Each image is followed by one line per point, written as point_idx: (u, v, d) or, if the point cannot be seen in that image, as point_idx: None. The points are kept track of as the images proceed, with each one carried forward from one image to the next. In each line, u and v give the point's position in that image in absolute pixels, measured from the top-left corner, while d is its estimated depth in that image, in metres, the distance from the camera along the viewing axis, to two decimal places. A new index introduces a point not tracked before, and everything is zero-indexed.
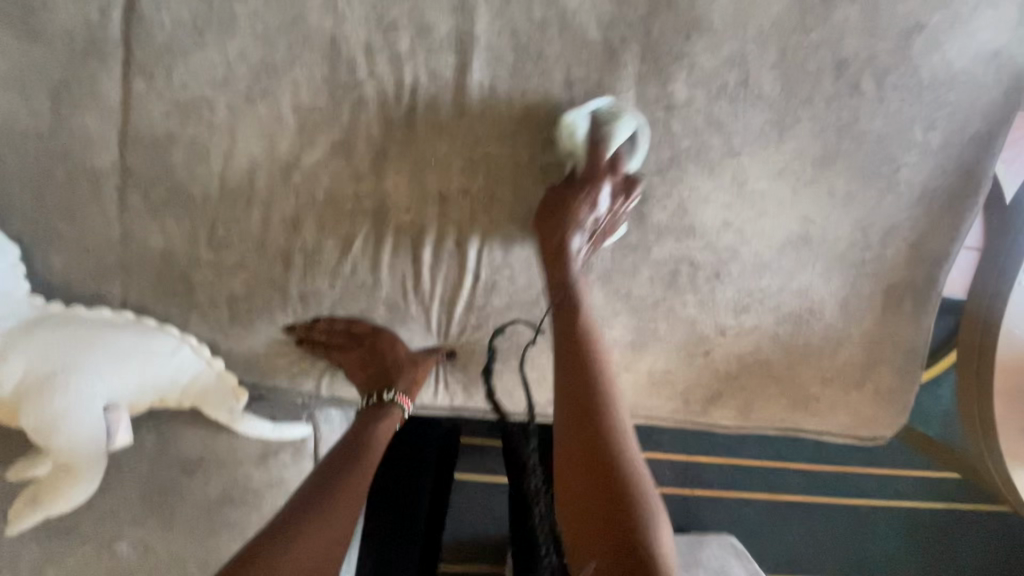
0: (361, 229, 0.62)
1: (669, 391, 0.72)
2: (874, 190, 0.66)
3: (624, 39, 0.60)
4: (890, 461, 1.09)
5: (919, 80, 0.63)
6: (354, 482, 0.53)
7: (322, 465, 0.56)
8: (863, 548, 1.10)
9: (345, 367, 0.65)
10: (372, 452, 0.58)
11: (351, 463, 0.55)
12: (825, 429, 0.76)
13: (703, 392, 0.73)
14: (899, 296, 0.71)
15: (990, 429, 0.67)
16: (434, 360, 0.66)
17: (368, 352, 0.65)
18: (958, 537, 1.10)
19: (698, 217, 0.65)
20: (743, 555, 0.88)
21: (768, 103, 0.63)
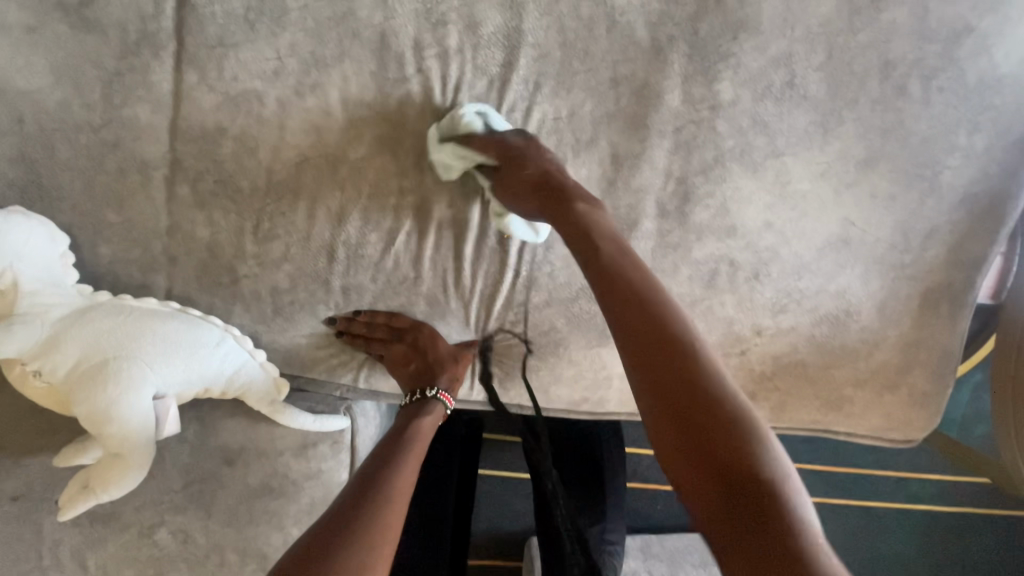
0: (404, 224, 0.62)
1: None
2: (916, 193, 0.66)
3: (672, 37, 0.60)
4: (911, 464, 1.09)
5: (966, 82, 0.63)
6: (408, 467, 0.54)
7: (375, 452, 0.56)
8: (882, 552, 1.10)
9: (387, 361, 0.65)
10: (421, 442, 0.58)
11: (404, 450, 0.55)
12: (856, 430, 0.77)
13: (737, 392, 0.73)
14: (936, 300, 0.71)
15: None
16: (470, 355, 0.67)
17: (408, 346, 0.65)
18: (977, 541, 1.10)
19: (739, 217, 0.65)
20: None
21: (814, 104, 0.62)
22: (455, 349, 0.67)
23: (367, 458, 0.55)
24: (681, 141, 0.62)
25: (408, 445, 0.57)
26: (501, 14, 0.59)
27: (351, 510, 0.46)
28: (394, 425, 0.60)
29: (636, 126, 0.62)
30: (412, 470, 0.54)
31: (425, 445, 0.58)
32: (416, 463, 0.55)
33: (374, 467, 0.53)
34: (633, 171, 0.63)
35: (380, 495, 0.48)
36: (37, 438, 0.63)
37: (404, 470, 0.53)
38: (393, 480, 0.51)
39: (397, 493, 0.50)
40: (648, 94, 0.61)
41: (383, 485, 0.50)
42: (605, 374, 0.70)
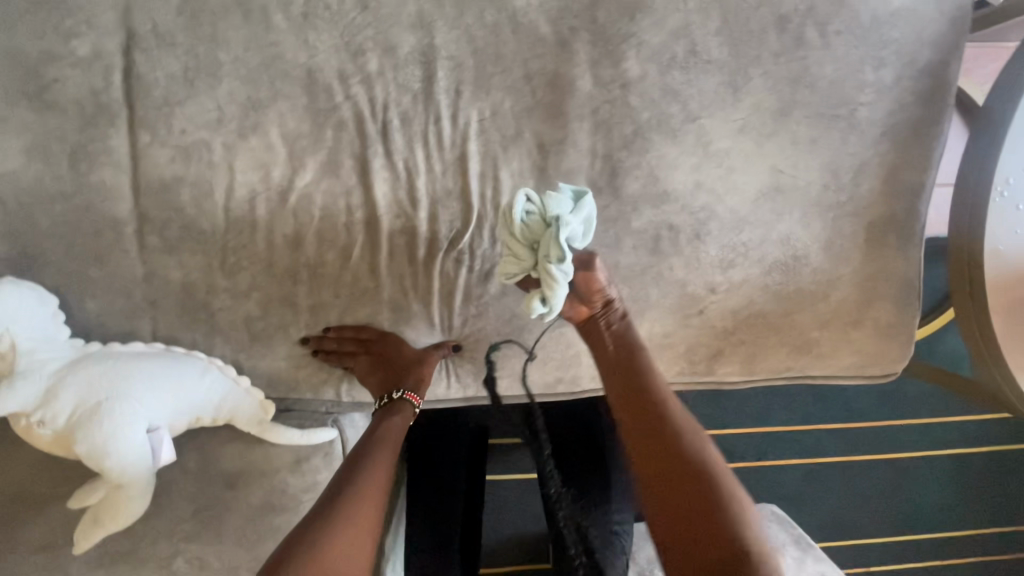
0: (357, 239, 0.67)
1: (672, 355, 0.75)
2: (837, 131, 0.69)
3: (573, 28, 0.65)
4: (926, 411, 1.09)
5: (861, 22, 0.66)
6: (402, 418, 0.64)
7: (351, 455, 0.58)
8: (911, 504, 1.09)
9: (357, 374, 0.68)
10: (395, 437, 0.60)
11: (375, 450, 0.57)
12: (832, 371, 0.78)
13: (705, 350, 0.75)
14: (881, 232, 0.73)
15: (994, 347, 0.68)
16: (439, 355, 0.69)
17: (378, 354, 0.68)
18: (1004, 481, 1.09)
19: (669, 182, 0.68)
20: (782, 520, 0.98)
21: (719, 66, 0.66)
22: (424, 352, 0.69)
23: (344, 461, 0.57)
24: (600, 122, 0.66)
25: (380, 444, 0.58)
26: (413, 35, 0.64)
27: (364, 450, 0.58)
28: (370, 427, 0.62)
29: (555, 114, 0.66)
30: (386, 467, 0.56)
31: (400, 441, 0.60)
32: (390, 460, 0.57)
33: (348, 470, 0.55)
34: (560, 156, 0.67)
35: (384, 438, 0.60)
36: (53, 486, 0.68)
37: (375, 470, 0.55)
38: (388, 431, 0.61)
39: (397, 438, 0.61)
40: (561, 83, 0.66)
41: (382, 434, 0.60)
42: (573, 352, 0.73)
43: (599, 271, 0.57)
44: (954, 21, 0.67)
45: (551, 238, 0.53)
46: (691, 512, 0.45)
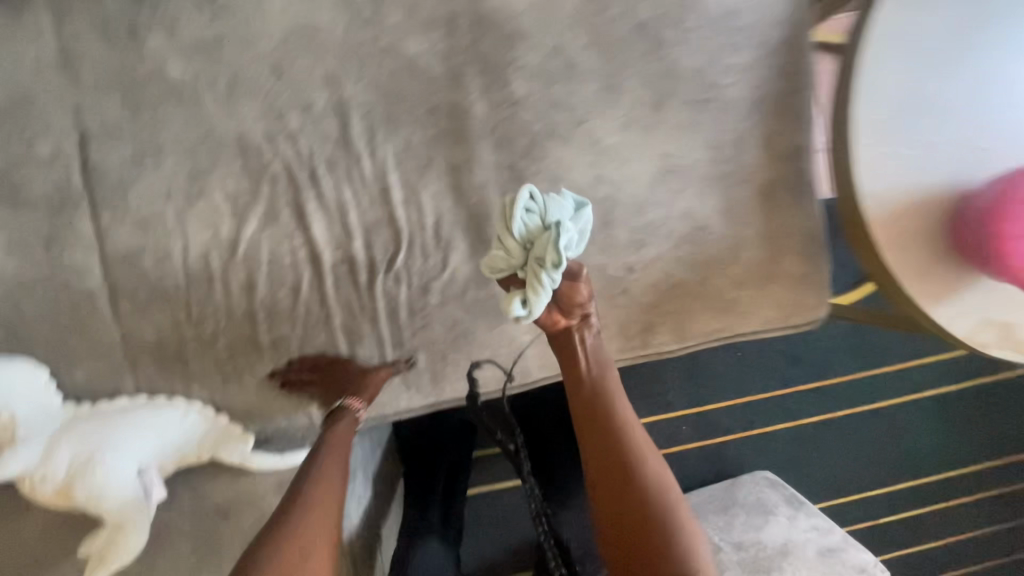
0: (305, 275, 0.76)
1: (607, 334, 0.82)
2: (711, 112, 0.77)
3: (461, 63, 0.75)
4: (891, 357, 1.16)
5: (711, 15, 0.76)
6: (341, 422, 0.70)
7: (302, 468, 0.64)
8: (893, 446, 1.16)
9: (318, 396, 0.77)
10: (342, 445, 0.67)
11: (324, 458, 0.64)
12: (759, 327, 0.85)
13: (637, 324, 0.82)
14: (769, 194, 0.81)
15: (894, 281, 0.76)
16: (388, 370, 0.77)
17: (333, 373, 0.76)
18: (975, 411, 1.18)
19: (571, 180, 0.76)
20: (776, 483, 1.07)
21: (594, 74, 0.75)
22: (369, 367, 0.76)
23: (296, 474, 0.64)
24: (499, 137, 0.75)
25: (328, 453, 0.65)
26: (325, 92, 0.74)
27: (311, 460, 0.64)
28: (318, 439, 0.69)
29: (459, 137, 0.75)
30: (336, 473, 0.62)
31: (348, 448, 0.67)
32: (340, 467, 0.64)
33: (300, 481, 0.61)
34: (471, 173, 0.76)
35: (328, 445, 0.66)
36: (62, 543, 0.74)
37: (326, 478, 0.61)
38: (330, 440, 0.67)
39: (341, 442, 0.67)
40: (460, 110, 0.75)
41: (326, 443, 0.67)
42: (516, 345, 0.80)
43: (583, 284, 0.62)
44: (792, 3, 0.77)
45: (547, 241, 0.57)
46: (638, 529, 0.55)
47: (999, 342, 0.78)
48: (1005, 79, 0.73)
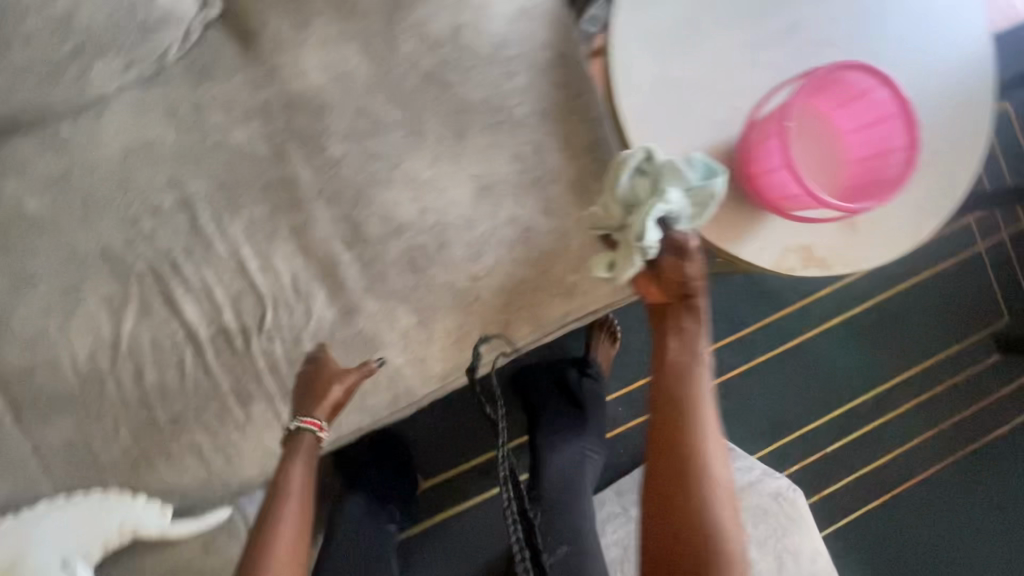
0: (187, 353, 0.85)
1: (473, 339, 0.92)
2: (506, 131, 0.90)
3: (281, 140, 0.86)
4: None
5: (483, 53, 0.89)
6: (298, 465, 0.76)
7: (254, 530, 0.71)
8: None
9: (298, 404, 0.81)
10: (297, 498, 0.73)
11: (278, 525, 0.70)
12: (605, 302, 0.96)
13: (497, 324, 0.92)
14: (580, 186, 0.93)
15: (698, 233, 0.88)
16: (365, 371, 0.82)
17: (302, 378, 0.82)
18: None
19: (400, 215, 0.87)
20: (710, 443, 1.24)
21: (397, 123, 0.87)
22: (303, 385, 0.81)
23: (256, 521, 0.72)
24: (328, 194, 0.86)
25: (282, 516, 0.71)
26: (170, 193, 0.85)
27: (270, 508, 0.72)
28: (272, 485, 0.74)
29: (295, 202, 0.86)
30: (291, 540, 0.70)
31: (303, 502, 0.74)
32: (295, 531, 0.71)
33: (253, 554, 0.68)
34: (312, 230, 0.86)
35: (283, 489, 0.73)
36: None
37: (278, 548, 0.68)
38: (288, 482, 0.74)
39: (299, 486, 0.74)
40: (290, 180, 0.86)
41: (283, 486, 0.74)
42: (392, 368, 0.90)
43: (690, 244, 0.76)
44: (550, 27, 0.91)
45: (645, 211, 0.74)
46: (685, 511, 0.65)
47: (803, 264, 0.90)
48: (729, 50, 0.90)
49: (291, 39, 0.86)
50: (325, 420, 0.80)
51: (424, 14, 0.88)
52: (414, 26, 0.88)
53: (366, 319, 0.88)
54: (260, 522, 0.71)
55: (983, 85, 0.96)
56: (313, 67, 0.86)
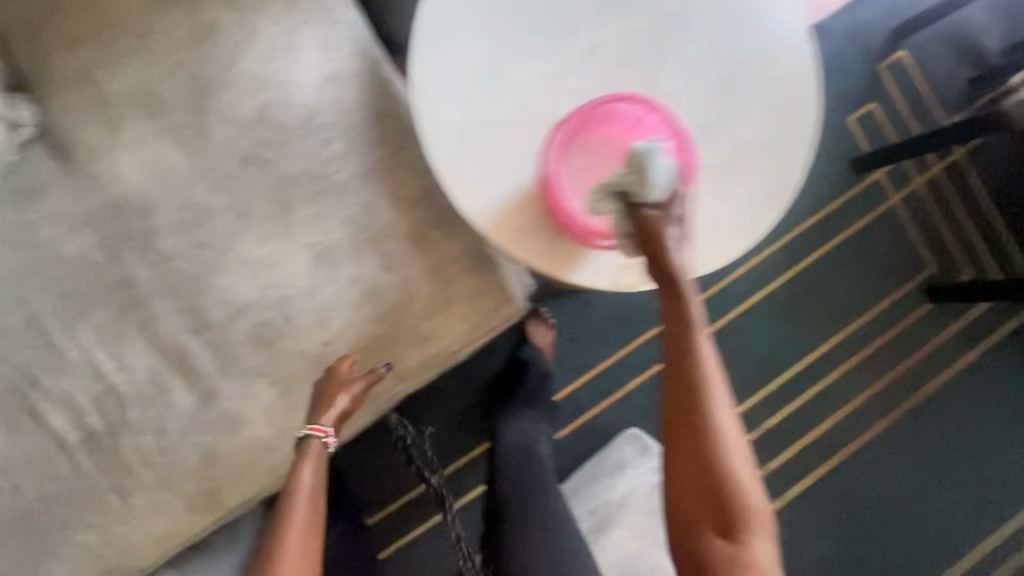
0: (59, 460, 0.88)
1: None
2: (332, 197, 0.92)
3: (114, 245, 0.89)
4: None
5: (296, 127, 0.91)
6: (307, 468, 0.86)
7: (271, 532, 0.79)
8: None
9: (314, 405, 0.89)
10: (306, 500, 0.82)
11: (290, 522, 0.79)
12: (461, 340, 0.99)
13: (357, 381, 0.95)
14: (417, 236, 0.95)
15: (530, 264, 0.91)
16: (375, 373, 0.93)
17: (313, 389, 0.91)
18: None
19: (241, 296, 0.90)
20: (631, 438, 1.34)
21: (222, 209, 0.90)
22: (330, 381, 0.90)
23: (270, 525, 0.80)
24: (167, 289, 0.89)
25: (291, 515, 0.80)
26: (17, 312, 0.89)
27: (282, 511, 0.81)
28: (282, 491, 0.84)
29: (137, 301, 0.89)
30: (299, 541, 0.78)
31: (310, 501, 0.82)
32: (303, 534, 0.79)
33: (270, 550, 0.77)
34: (158, 325, 0.90)
35: (293, 495, 0.82)
36: None
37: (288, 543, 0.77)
38: (297, 487, 0.83)
39: (309, 491, 0.84)
40: (128, 281, 0.89)
41: (293, 489, 0.83)
42: (262, 441, 0.93)
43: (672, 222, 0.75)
44: (359, 89, 0.93)
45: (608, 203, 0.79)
46: (714, 495, 0.68)
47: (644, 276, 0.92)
48: (534, 84, 0.92)
49: (105, 146, 0.89)
50: (331, 426, 0.89)
51: (230, 100, 0.90)
52: (223, 113, 0.90)
53: (226, 399, 0.91)
54: (274, 524, 0.80)
55: (792, 72, 0.98)
56: (132, 169, 0.89)
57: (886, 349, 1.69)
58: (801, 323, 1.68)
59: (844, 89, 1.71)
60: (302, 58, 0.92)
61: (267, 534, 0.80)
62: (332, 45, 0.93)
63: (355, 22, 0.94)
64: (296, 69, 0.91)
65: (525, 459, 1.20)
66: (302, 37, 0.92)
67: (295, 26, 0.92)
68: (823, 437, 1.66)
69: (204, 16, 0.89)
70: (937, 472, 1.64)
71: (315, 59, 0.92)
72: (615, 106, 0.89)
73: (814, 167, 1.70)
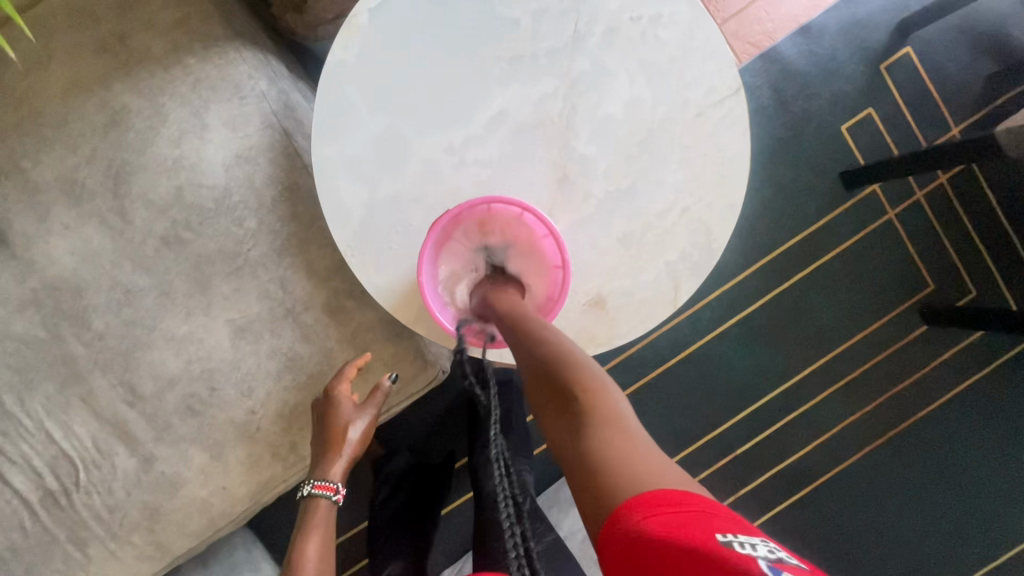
0: (20, 518, 0.97)
1: (266, 462, 0.99)
2: (249, 273, 0.96)
3: (54, 323, 0.96)
4: None
5: (211, 207, 0.95)
6: (312, 544, 0.96)
7: None
8: None
9: (320, 434, 0.96)
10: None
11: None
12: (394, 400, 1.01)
13: (285, 444, 0.99)
14: (335, 306, 0.97)
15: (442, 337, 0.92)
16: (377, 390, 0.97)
17: (317, 412, 0.95)
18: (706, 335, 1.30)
19: (170, 370, 0.96)
20: None
21: (148, 288, 0.95)
22: (339, 406, 0.93)
23: None
24: (103, 363, 0.97)
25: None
26: None
27: None
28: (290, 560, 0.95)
29: (79, 375, 0.97)
30: None
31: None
32: None
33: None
34: (98, 396, 0.97)
35: (297, 567, 0.92)
36: None
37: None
38: (302, 561, 0.93)
39: (314, 562, 0.94)
40: (69, 356, 0.97)
41: (298, 563, 0.93)
42: (198, 500, 0.99)
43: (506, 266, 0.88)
44: (269, 167, 0.96)
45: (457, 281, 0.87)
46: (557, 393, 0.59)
47: None
48: (436, 156, 0.89)
49: (37, 232, 0.95)
50: (338, 480, 1.00)
51: (145, 183, 0.95)
52: (139, 196, 0.95)
53: (164, 463, 0.98)
54: None
55: (720, 126, 0.91)
56: (62, 254, 0.95)
57: (873, 375, 1.58)
58: (782, 349, 1.58)
59: (835, 95, 1.56)
60: (214, 141, 0.95)
61: None
62: (240, 123, 0.96)
63: (263, 92, 0.97)
64: (209, 152, 0.95)
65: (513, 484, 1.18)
66: (211, 117, 0.95)
67: (204, 107, 0.96)
68: (799, 465, 1.57)
69: (115, 101, 0.95)
70: (925, 504, 1.56)
71: (226, 141, 0.95)
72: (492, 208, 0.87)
73: (801, 181, 1.58)
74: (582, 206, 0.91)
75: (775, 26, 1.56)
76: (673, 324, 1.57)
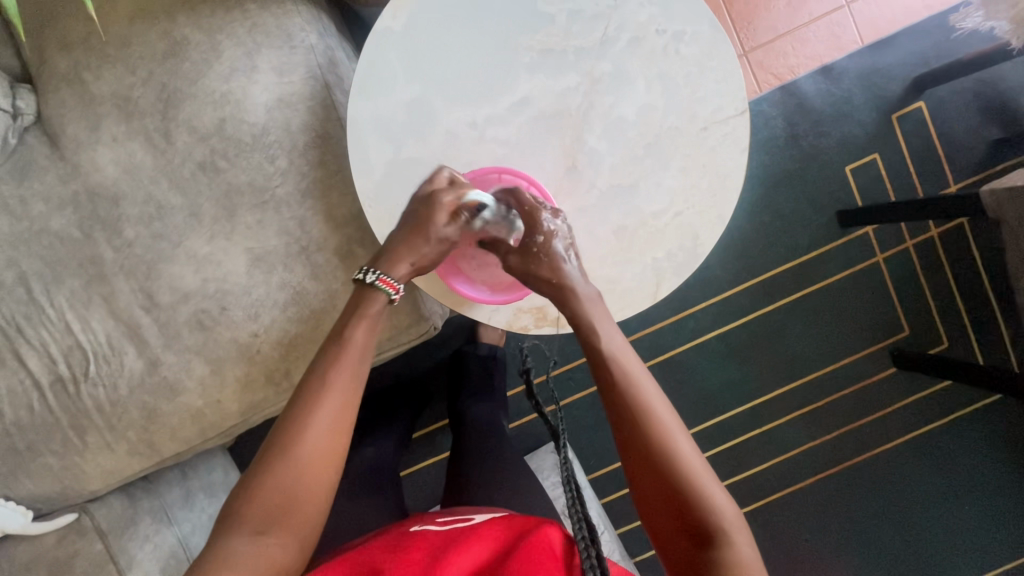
0: (32, 396, 1.06)
1: (259, 384, 1.06)
2: (273, 209, 1.04)
3: (90, 226, 1.05)
4: None
5: (248, 143, 1.03)
6: (353, 340, 0.82)
7: (298, 405, 0.77)
8: None
9: (404, 227, 0.87)
10: (343, 372, 0.80)
11: (322, 408, 0.76)
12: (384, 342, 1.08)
13: (279, 371, 1.06)
14: (347, 252, 1.05)
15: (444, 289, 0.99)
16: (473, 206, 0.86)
17: (410, 213, 0.87)
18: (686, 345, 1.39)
19: (187, 285, 1.05)
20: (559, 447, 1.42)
21: (180, 207, 1.04)
22: (431, 223, 0.85)
23: (301, 394, 0.78)
24: (128, 269, 1.05)
25: (321, 405, 0.77)
26: (10, 269, 1.05)
27: (306, 382, 0.79)
28: (330, 339, 0.83)
29: (104, 277, 1.06)
30: (327, 422, 0.76)
31: (351, 374, 0.80)
32: (333, 411, 0.77)
33: (303, 420, 0.76)
34: (119, 298, 1.06)
35: (324, 371, 0.79)
36: None
37: (316, 429, 0.75)
38: (335, 365, 0.80)
39: (345, 366, 0.80)
40: (99, 258, 1.05)
41: (325, 368, 0.79)
42: (193, 408, 1.06)
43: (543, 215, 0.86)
44: (307, 115, 1.04)
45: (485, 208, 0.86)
46: (675, 503, 0.70)
47: (537, 323, 0.99)
48: (460, 128, 0.97)
49: (87, 140, 1.05)
50: (401, 286, 0.87)
51: (192, 111, 1.03)
52: (184, 122, 1.03)
53: (167, 369, 1.05)
54: (293, 398, 0.78)
55: (722, 144, 0.99)
56: (107, 164, 1.05)
57: (837, 405, 1.66)
58: (756, 368, 1.66)
59: (843, 136, 1.64)
60: (260, 83, 1.03)
61: (291, 402, 0.78)
62: (287, 69, 1.04)
63: (312, 46, 1.05)
64: (253, 93, 1.03)
65: (490, 436, 1.24)
66: (261, 60, 1.04)
67: (256, 49, 1.04)
68: (751, 479, 1.66)
69: (177, 32, 1.04)
70: (866, 534, 1.63)
71: (270, 85, 1.03)
72: (501, 178, 0.95)
73: (799, 214, 1.65)
74: (585, 194, 0.99)
75: (798, 63, 1.64)
76: (657, 328, 1.66)
